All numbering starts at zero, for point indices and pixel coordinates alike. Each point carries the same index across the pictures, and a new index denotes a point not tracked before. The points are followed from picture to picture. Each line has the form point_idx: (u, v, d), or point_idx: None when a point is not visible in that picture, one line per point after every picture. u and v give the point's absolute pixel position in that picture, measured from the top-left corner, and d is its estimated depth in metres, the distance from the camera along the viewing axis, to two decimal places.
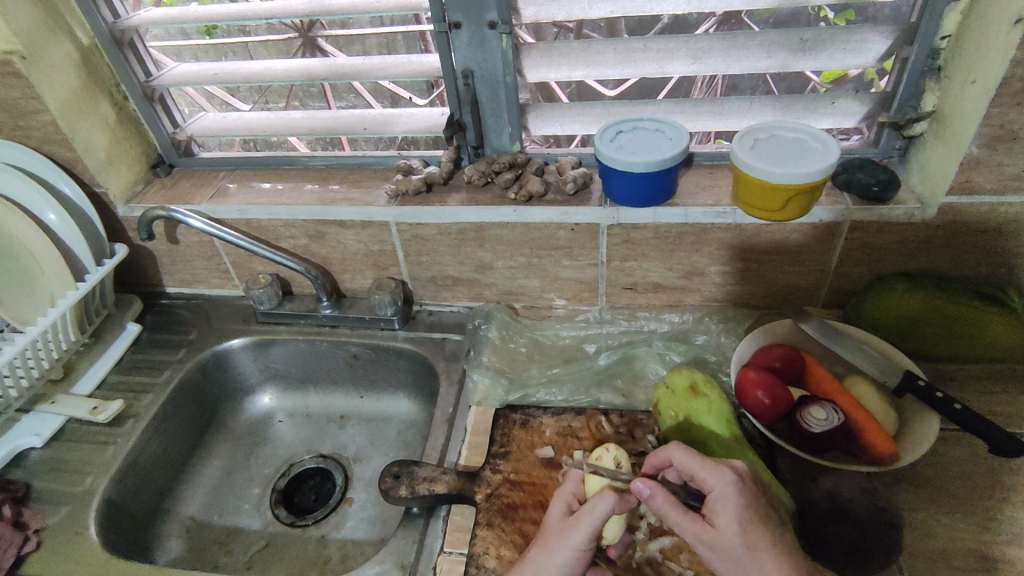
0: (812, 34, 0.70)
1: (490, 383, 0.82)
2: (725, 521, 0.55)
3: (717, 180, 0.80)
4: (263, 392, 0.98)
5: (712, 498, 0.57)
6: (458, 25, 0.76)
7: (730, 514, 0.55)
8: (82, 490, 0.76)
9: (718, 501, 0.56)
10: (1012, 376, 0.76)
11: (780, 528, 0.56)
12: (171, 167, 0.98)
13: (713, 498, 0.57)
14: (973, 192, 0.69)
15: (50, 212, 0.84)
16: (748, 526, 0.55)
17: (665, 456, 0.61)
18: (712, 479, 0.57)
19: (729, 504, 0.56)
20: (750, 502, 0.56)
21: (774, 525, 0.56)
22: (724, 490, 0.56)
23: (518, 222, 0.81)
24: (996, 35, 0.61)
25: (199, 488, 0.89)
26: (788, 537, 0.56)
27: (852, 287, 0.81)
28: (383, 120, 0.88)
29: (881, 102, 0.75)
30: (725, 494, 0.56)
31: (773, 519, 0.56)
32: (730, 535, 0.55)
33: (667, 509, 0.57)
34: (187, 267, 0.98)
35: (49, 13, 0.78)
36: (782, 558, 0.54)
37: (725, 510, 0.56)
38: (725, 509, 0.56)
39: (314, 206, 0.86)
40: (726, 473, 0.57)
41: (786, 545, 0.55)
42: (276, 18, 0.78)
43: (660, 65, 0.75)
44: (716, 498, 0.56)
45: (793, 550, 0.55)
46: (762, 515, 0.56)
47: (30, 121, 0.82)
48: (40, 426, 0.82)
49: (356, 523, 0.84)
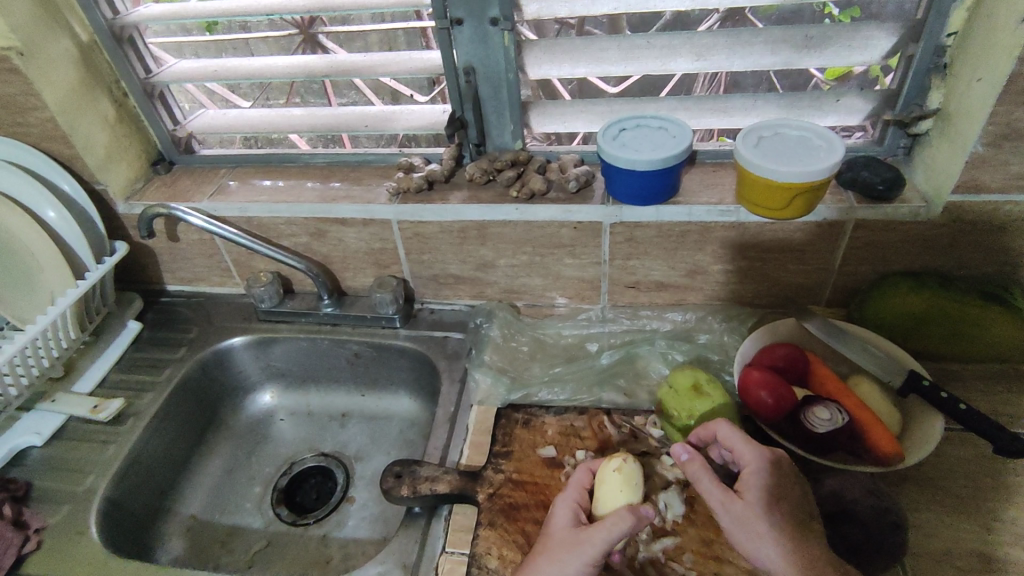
0: (817, 32, 0.70)
1: (491, 382, 0.82)
2: (753, 493, 0.58)
3: (720, 178, 0.79)
4: (264, 390, 0.98)
5: (746, 472, 0.59)
6: (460, 22, 0.76)
7: (759, 490, 0.58)
8: (83, 489, 0.76)
9: (749, 475, 0.59)
10: (1016, 375, 0.75)
11: (809, 514, 0.58)
12: (171, 164, 0.97)
13: (746, 472, 0.59)
14: (979, 191, 0.69)
15: (49, 210, 0.84)
16: (774, 504, 0.57)
17: (710, 430, 0.63)
18: (749, 454, 0.60)
19: (759, 480, 0.58)
20: (781, 483, 0.58)
21: (802, 511, 0.57)
22: (757, 467, 0.59)
23: (520, 220, 0.81)
24: (1003, 32, 0.60)
25: (201, 487, 0.89)
26: (815, 529, 0.57)
27: (856, 286, 0.80)
28: (384, 118, 0.87)
29: (886, 100, 0.74)
30: (756, 471, 0.59)
31: (802, 505, 0.58)
32: (755, 508, 0.57)
33: (701, 475, 0.59)
34: (187, 265, 0.98)
35: (48, 10, 0.78)
36: (803, 542, 0.55)
37: (754, 485, 0.58)
38: (754, 485, 0.58)
39: (315, 204, 0.85)
40: (764, 452, 0.60)
41: (809, 530, 0.56)
42: (277, 14, 0.78)
43: (663, 61, 0.74)
44: (749, 474, 0.59)
45: (818, 534, 0.56)
46: (791, 499, 0.58)
47: (30, 119, 0.82)
48: (41, 424, 0.81)
49: (357, 521, 0.84)
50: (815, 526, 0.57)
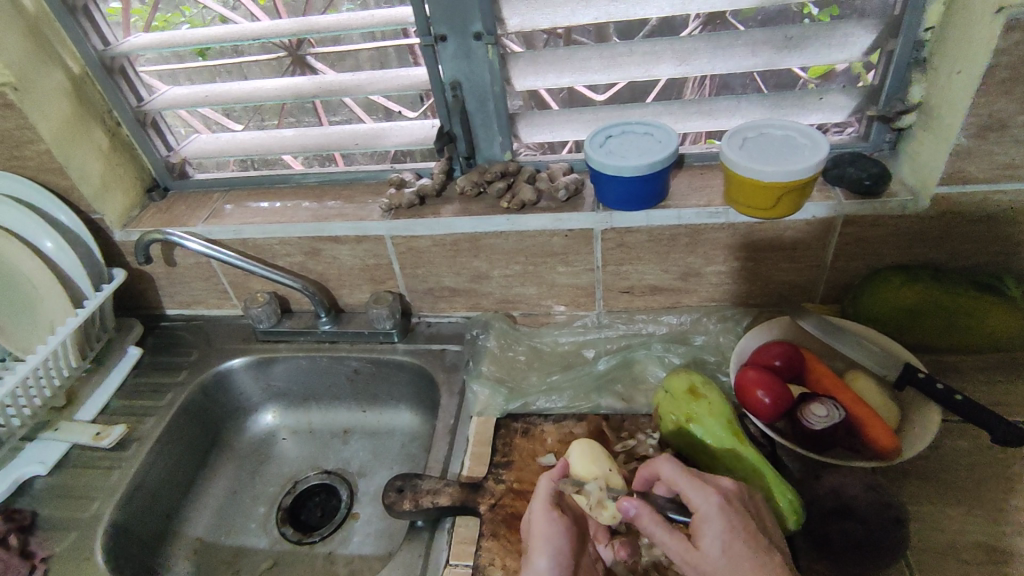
0: (797, 32, 0.70)
1: (490, 393, 0.82)
2: (710, 542, 0.54)
3: (708, 181, 0.80)
4: (265, 410, 0.98)
5: (697, 518, 0.56)
6: (444, 37, 0.77)
7: (715, 536, 0.54)
8: (87, 516, 0.76)
9: (702, 520, 0.55)
10: (1015, 364, 0.75)
11: (767, 547, 0.55)
12: (166, 190, 0.98)
13: (697, 518, 0.56)
14: (965, 182, 0.69)
15: (47, 240, 0.85)
16: (733, 546, 0.54)
17: (654, 469, 0.61)
18: (698, 497, 0.57)
19: (714, 529, 0.55)
20: (736, 523, 0.55)
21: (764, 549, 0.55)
22: (708, 510, 0.56)
23: (512, 230, 0.81)
24: (979, 25, 0.61)
25: (206, 509, 0.89)
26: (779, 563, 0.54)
27: (848, 282, 0.80)
28: (374, 135, 0.88)
29: (868, 95, 0.75)
30: (708, 512, 0.56)
31: (759, 544, 0.55)
32: (712, 555, 0.54)
33: (653, 526, 0.57)
34: (186, 289, 0.98)
35: (38, 44, 0.79)
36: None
37: (710, 532, 0.55)
38: (708, 531, 0.55)
39: (308, 223, 0.86)
40: (711, 494, 0.56)
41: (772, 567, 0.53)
42: (265, 38, 0.79)
43: (647, 67, 0.75)
44: (700, 520, 0.56)
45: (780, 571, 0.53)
46: (752, 538, 0.55)
47: (25, 151, 0.83)
48: (44, 454, 0.82)
49: (362, 538, 0.84)
50: (775, 561, 0.54)
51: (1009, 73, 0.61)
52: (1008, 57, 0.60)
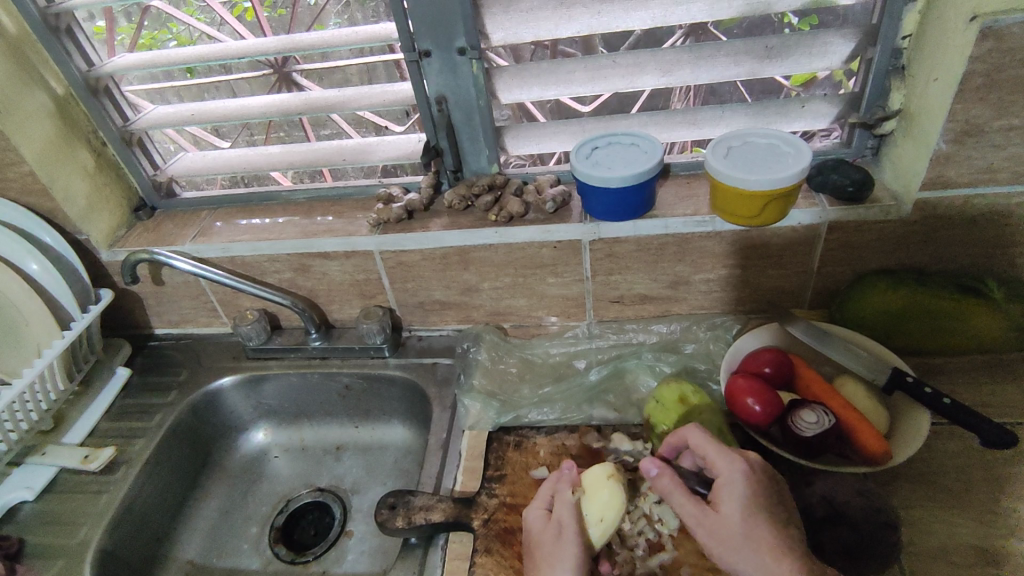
0: (777, 41, 0.71)
1: (481, 406, 0.82)
2: (731, 507, 0.57)
3: (694, 190, 0.80)
4: (257, 428, 0.98)
5: (719, 483, 0.59)
6: (428, 53, 0.77)
7: (734, 501, 0.57)
8: (76, 541, 0.75)
9: (725, 485, 0.58)
10: (1001, 365, 0.76)
11: (791, 529, 0.57)
12: (153, 210, 0.97)
13: (720, 483, 0.59)
14: (946, 186, 0.70)
15: (32, 262, 0.84)
16: (753, 516, 0.56)
17: (683, 436, 0.63)
18: (723, 465, 0.59)
19: (736, 493, 0.58)
20: (758, 492, 0.58)
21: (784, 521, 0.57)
22: (731, 477, 0.58)
23: (501, 243, 0.81)
24: (953, 33, 0.62)
25: (198, 531, 0.88)
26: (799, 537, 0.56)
27: (836, 287, 0.81)
28: (361, 150, 0.88)
29: (849, 103, 0.76)
30: (733, 481, 0.58)
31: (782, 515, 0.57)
32: (731, 519, 0.56)
33: (672, 489, 0.60)
34: (174, 308, 0.98)
35: (22, 67, 0.79)
36: (782, 555, 0.54)
37: (731, 496, 0.58)
38: (731, 496, 0.58)
39: (297, 239, 0.86)
40: (738, 462, 0.59)
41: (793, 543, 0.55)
42: (250, 56, 0.79)
43: (632, 78, 0.76)
44: (724, 485, 0.59)
45: (796, 547, 0.55)
46: (772, 508, 0.57)
47: (8, 174, 0.83)
48: (31, 479, 0.81)
49: (356, 556, 0.83)
50: (795, 541, 0.55)
51: (985, 80, 0.62)
52: (983, 63, 0.61)
